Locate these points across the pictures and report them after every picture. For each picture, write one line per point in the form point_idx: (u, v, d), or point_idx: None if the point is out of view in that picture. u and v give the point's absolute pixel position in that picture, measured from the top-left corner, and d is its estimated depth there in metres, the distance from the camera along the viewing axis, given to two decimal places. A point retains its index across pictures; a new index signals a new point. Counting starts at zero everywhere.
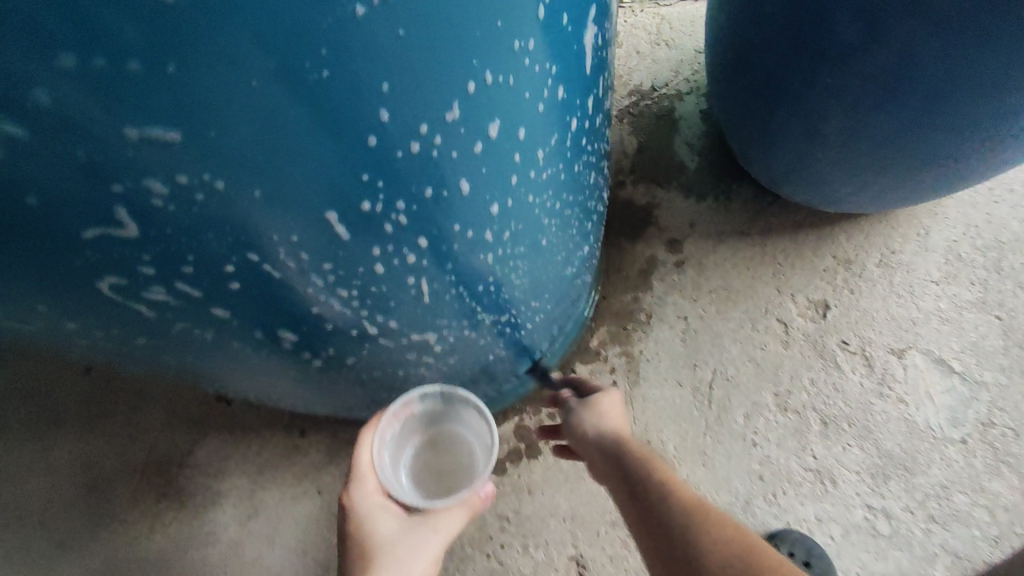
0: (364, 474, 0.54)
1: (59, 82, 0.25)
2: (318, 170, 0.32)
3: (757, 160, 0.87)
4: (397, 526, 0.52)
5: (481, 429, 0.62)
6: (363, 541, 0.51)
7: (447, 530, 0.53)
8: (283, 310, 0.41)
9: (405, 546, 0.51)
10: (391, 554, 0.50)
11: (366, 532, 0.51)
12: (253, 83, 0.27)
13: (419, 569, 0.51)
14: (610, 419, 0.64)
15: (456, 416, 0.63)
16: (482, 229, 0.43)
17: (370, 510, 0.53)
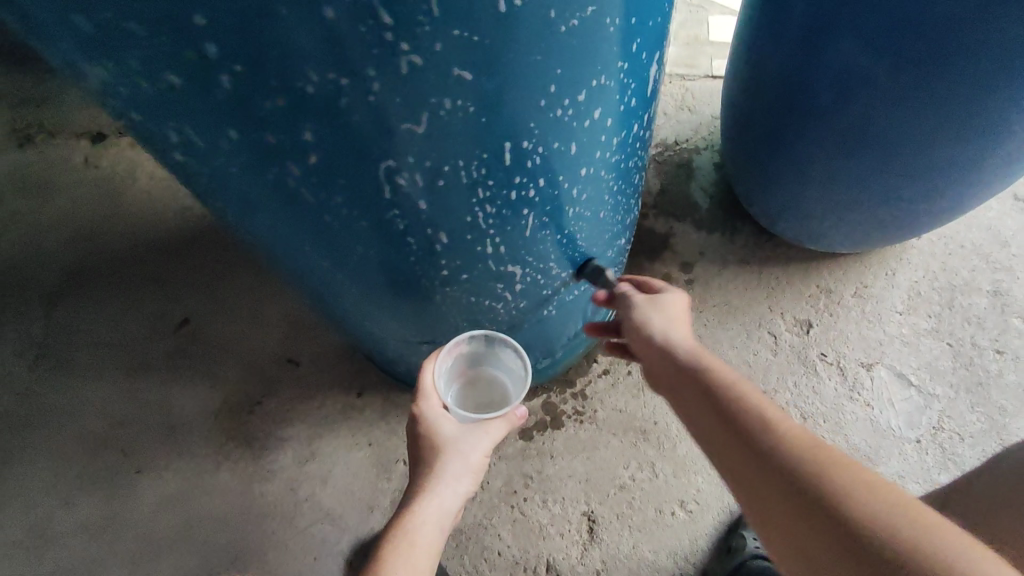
0: (429, 393, 0.72)
1: (390, 60, 0.36)
2: (502, 129, 0.46)
3: (759, 201, 1.08)
4: (456, 430, 0.71)
5: (515, 363, 0.80)
6: (433, 438, 0.70)
7: (493, 433, 0.72)
8: (433, 241, 0.56)
9: (464, 443, 0.70)
10: (454, 448, 0.69)
11: (434, 432, 0.70)
12: (496, 68, 0.40)
13: (474, 458, 0.70)
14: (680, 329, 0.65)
15: (495, 352, 0.81)
16: (572, 190, 0.59)
17: (436, 418, 0.71)
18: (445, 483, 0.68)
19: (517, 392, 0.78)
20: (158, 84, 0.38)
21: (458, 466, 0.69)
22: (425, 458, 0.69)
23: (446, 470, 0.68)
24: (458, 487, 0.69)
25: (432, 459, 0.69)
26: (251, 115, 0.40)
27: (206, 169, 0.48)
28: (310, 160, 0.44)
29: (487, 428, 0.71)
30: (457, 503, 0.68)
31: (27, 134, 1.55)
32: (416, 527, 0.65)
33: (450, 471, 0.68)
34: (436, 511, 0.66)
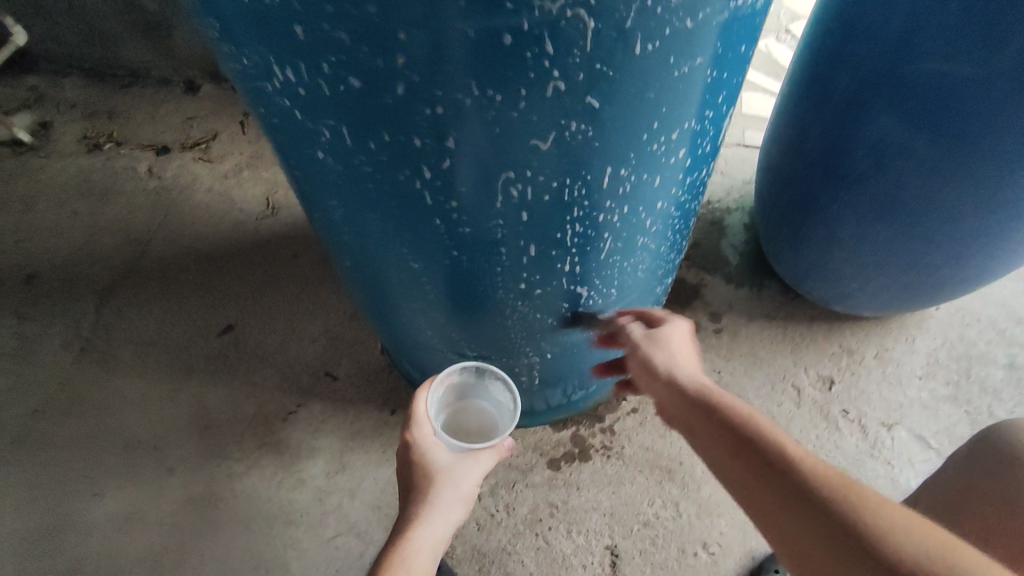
0: (422, 421, 0.71)
1: (541, 81, 0.43)
2: (607, 155, 0.53)
3: (788, 260, 1.15)
4: (450, 458, 0.69)
5: (502, 398, 0.82)
6: (428, 464, 0.68)
7: (483, 463, 0.71)
8: (521, 250, 0.62)
9: (458, 470, 0.68)
10: (448, 475, 0.67)
11: (429, 458, 0.68)
12: (617, 100, 0.47)
13: (465, 487, 0.68)
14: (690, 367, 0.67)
15: (482, 387, 0.82)
16: (646, 219, 0.66)
17: (429, 445, 0.69)
18: (439, 510, 0.65)
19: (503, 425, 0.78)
20: (339, 85, 0.45)
21: (452, 493, 0.67)
22: (418, 485, 0.67)
23: (441, 497, 0.66)
24: (450, 516, 0.66)
25: (426, 485, 0.66)
26: (409, 121, 0.47)
27: (341, 167, 0.55)
28: (442, 165, 0.51)
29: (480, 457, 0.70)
30: (448, 533, 0.66)
31: (95, 142, 1.64)
32: (412, 554, 0.61)
33: (444, 498, 0.66)
34: (432, 538, 0.63)
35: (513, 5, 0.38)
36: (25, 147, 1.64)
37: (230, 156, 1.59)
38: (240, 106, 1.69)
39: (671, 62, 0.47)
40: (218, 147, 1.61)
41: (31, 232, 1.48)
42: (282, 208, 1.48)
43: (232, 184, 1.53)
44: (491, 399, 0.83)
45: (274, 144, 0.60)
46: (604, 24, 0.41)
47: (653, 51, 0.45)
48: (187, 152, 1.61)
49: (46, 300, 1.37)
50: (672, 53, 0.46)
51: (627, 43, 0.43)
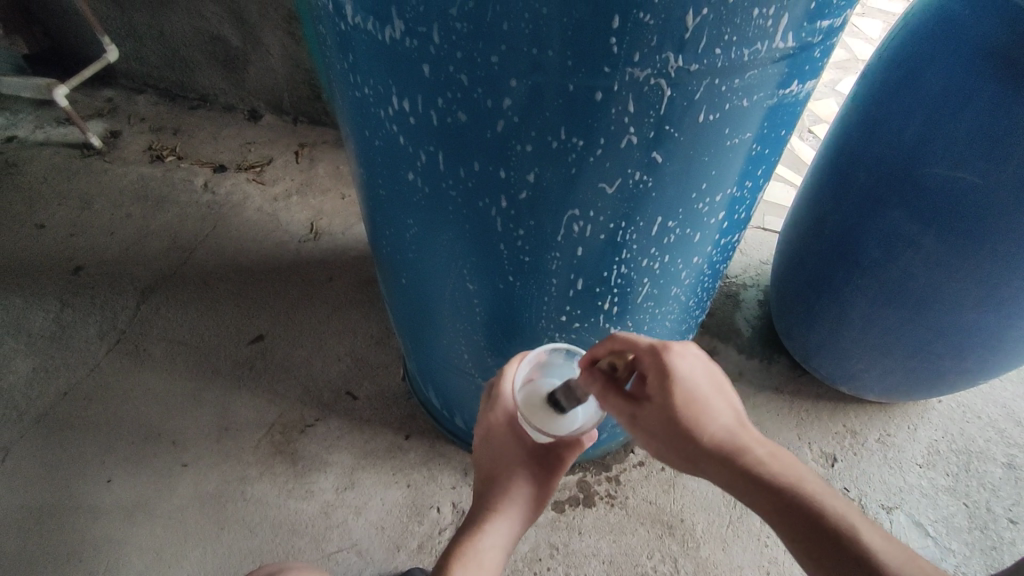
0: (502, 405, 0.74)
1: (619, 134, 0.52)
2: (660, 206, 0.61)
3: (799, 337, 1.22)
4: (530, 453, 0.75)
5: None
6: (509, 456, 0.74)
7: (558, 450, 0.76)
8: (569, 284, 0.69)
9: (535, 462, 0.75)
10: (527, 466, 0.74)
11: (508, 449, 0.74)
12: (677, 158, 0.56)
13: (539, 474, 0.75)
14: (710, 400, 0.59)
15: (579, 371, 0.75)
16: (682, 271, 0.73)
17: (509, 433, 0.74)
18: (515, 503, 0.73)
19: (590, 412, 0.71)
20: (448, 118, 0.54)
21: (528, 487, 0.73)
22: (497, 475, 0.74)
23: (518, 490, 0.73)
24: (524, 509, 0.73)
25: (505, 477, 0.73)
26: (501, 155, 0.55)
27: (428, 188, 0.63)
28: (520, 197, 0.59)
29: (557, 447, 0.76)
30: (520, 525, 0.73)
31: (159, 154, 1.75)
32: (484, 546, 0.70)
33: (520, 489, 0.73)
34: (505, 532, 0.71)
35: (609, 70, 0.47)
36: (93, 151, 1.75)
37: (282, 181, 1.69)
38: (297, 139, 1.82)
39: (727, 133, 0.56)
40: (271, 172, 1.72)
41: (86, 228, 1.56)
42: (324, 233, 1.57)
43: (280, 206, 1.63)
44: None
45: (368, 164, 0.68)
46: (678, 93, 0.50)
47: (713, 122, 0.54)
48: (242, 173, 1.71)
49: (89, 291, 1.43)
50: (729, 125, 0.55)
51: (694, 111, 0.52)
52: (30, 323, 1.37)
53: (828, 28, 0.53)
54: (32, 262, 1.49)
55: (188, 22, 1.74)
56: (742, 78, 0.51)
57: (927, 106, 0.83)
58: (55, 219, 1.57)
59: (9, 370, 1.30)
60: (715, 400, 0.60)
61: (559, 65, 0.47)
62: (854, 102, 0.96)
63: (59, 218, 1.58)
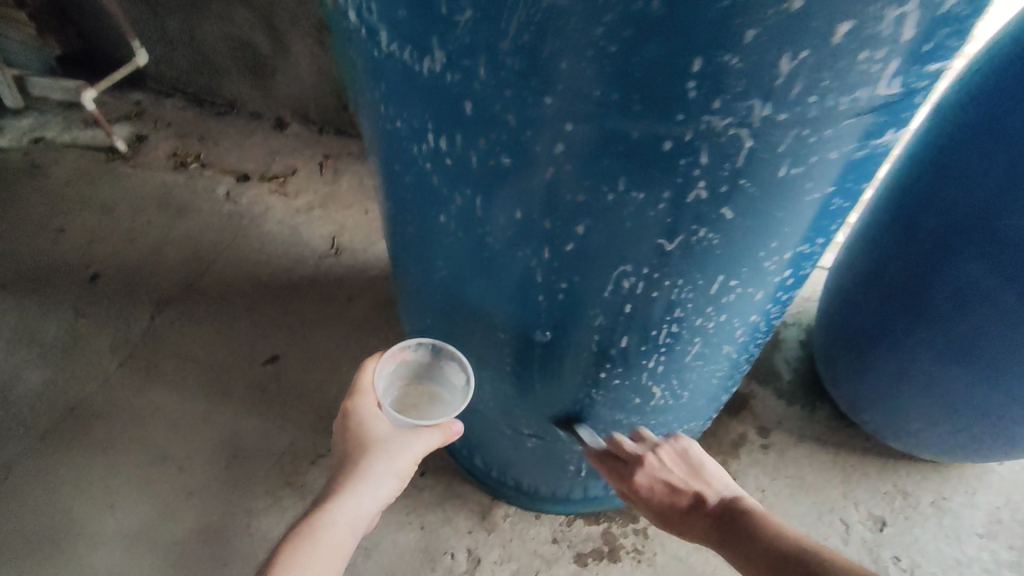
0: (366, 388, 0.68)
1: (683, 189, 0.45)
2: (720, 266, 0.54)
3: (847, 388, 1.13)
4: (385, 430, 0.66)
5: (457, 379, 0.76)
6: (363, 436, 0.65)
7: (428, 440, 0.67)
8: (610, 338, 0.62)
9: (394, 445, 0.65)
10: (382, 448, 0.65)
11: (364, 430, 0.65)
12: (746, 215, 0.49)
13: (403, 463, 0.65)
14: (683, 479, 0.77)
15: (437, 366, 0.77)
16: (737, 328, 0.66)
17: (368, 415, 0.66)
18: (363, 490, 0.64)
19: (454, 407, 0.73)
20: (491, 160, 0.48)
21: (383, 472, 0.64)
22: (349, 456, 0.65)
23: (369, 473, 0.64)
24: (377, 495, 0.65)
25: (356, 457, 0.65)
26: (548, 203, 0.49)
27: (463, 232, 0.57)
28: (566, 248, 0.52)
29: (424, 437, 0.66)
30: (375, 505, 0.65)
31: (182, 160, 1.72)
32: (321, 534, 0.62)
33: (375, 473, 0.64)
34: (347, 518, 0.63)
35: (682, 118, 0.40)
36: (118, 155, 1.72)
37: (305, 193, 1.65)
38: (322, 149, 1.77)
39: (808, 187, 0.48)
40: (295, 183, 1.67)
41: (106, 234, 1.53)
42: (344, 250, 1.52)
43: (301, 219, 1.59)
44: (449, 380, 0.77)
45: (397, 198, 0.63)
46: (760, 145, 0.42)
47: (792, 178, 0.47)
48: (265, 183, 1.67)
49: (105, 301, 1.39)
50: (809, 180, 0.48)
51: (775, 165, 0.44)
52: (44, 332, 1.34)
53: (938, 70, 0.44)
54: (49, 268, 1.45)
55: (218, 28, 1.71)
56: (835, 128, 0.43)
57: (1013, 149, 0.75)
58: (75, 224, 1.55)
59: (18, 382, 1.26)
60: (682, 479, 0.77)
61: (623, 111, 0.41)
62: (922, 139, 0.88)
63: (80, 223, 1.55)
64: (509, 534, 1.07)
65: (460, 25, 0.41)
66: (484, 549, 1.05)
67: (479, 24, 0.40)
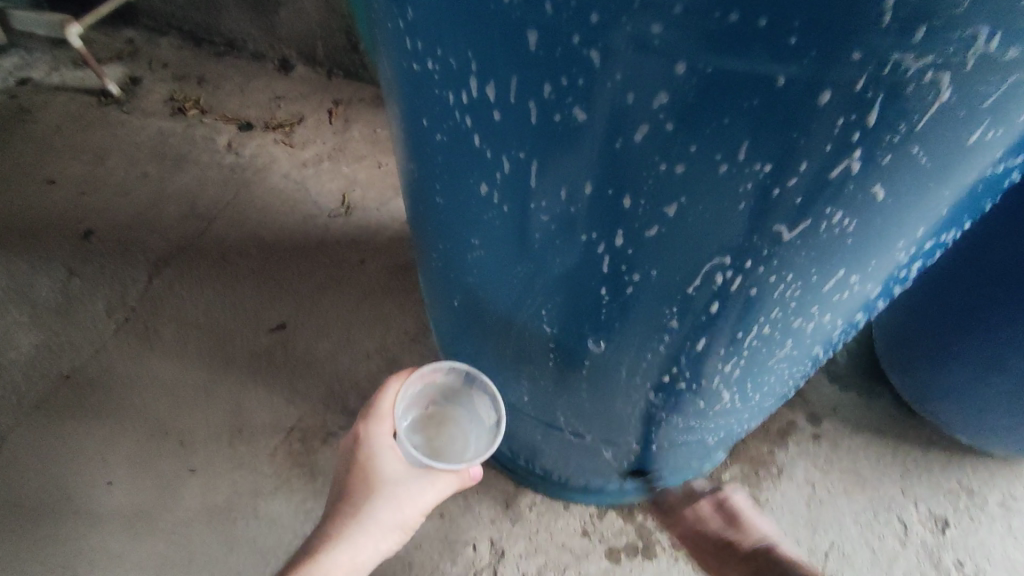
0: (382, 416, 0.67)
1: (830, 160, 0.33)
2: (846, 258, 0.42)
3: (915, 377, 1.02)
4: (397, 471, 0.65)
5: (488, 416, 0.70)
6: (372, 474, 0.64)
7: (440, 487, 0.65)
8: (683, 338, 0.51)
9: (404, 489, 0.64)
10: (392, 491, 0.64)
11: (375, 467, 0.64)
12: (901, 196, 0.37)
13: (410, 510, 0.64)
14: (725, 527, 0.87)
15: (468, 395, 0.72)
16: (839, 326, 0.54)
17: (381, 449, 0.65)
18: (367, 529, 0.63)
19: (475, 447, 0.69)
20: (559, 116, 0.35)
21: (389, 515, 0.63)
22: (355, 494, 0.63)
23: (375, 516, 0.63)
24: (380, 539, 0.64)
25: (363, 497, 0.63)
26: (632, 175, 0.37)
27: (509, 207, 0.45)
28: (646, 233, 0.40)
29: (437, 484, 0.65)
30: (373, 550, 0.64)
31: (180, 105, 1.58)
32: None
33: (381, 515, 0.63)
34: (347, 562, 0.62)
35: (860, 58, 0.28)
36: (111, 99, 1.58)
37: (313, 144, 1.51)
38: (331, 95, 1.62)
39: (993, 158, 0.36)
40: (302, 133, 1.53)
41: (99, 185, 1.41)
42: (357, 208, 1.39)
43: (310, 173, 1.45)
44: (474, 411, 0.72)
45: (425, 161, 0.50)
46: (957, 97, 0.31)
47: (978, 147, 0.35)
48: (270, 132, 1.53)
49: (99, 260, 1.29)
50: (998, 148, 0.36)
51: (967, 127, 0.33)
52: (35, 292, 1.24)
53: None
54: (38, 222, 1.34)
55: None
56: None
57: None
58: (67, 173, 1.43)
59: (10, 345, 1.17)
60: (729, 525, 0.87)
61: (774, 48, 0.28)
62: None
63: (71, 173, 1.43)
64: (536, 525, 0.99)
65: None
66: (509, 541, 0.97)
67: None
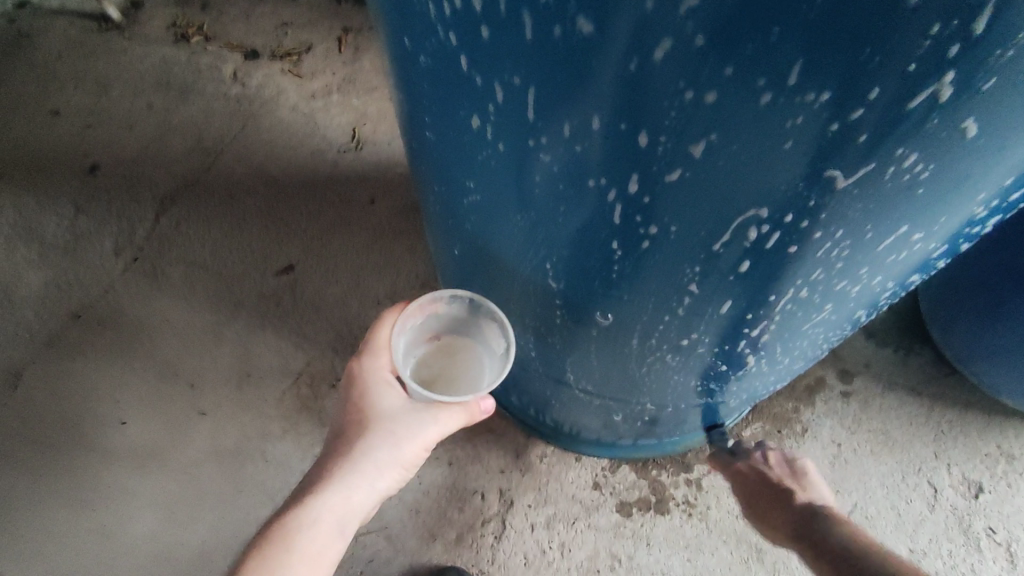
0: (379, 349, 0.63)
1: (909, 86, 0.26)
2: (912, 211, 0.34)
3: (960, 336, 0.94)
4: (394, 407, 0.60)
5: (499, 344, 0.65)
6: (367, 410, 0.60)
7: (442, 424, 0.60)
8: (705, 300, 0.45)
9: (402, 426, 0.59)
10: (388, 428, 0.59)
11: (369, 404, 0.60)
12: (995, 135, 0.29)
13: (409, 448, 0.59)
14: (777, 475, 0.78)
15: (477, 324, 0.67)
16: (889, 289, 0.47)
17: (377, 384, 0.61)
18: (362, 472, 0.58)
19: (487, 377, 0.65)
20: (559, 29, 0.28)
21: (385, 455, 0.59)
22: (349, 433, 0.60)
23: (369, 456, 0.58)
24: (377, 481, 0.59)
25: (356, 437, 0.59)
26: (649, 108, 0.29)
27: (504, 146, 0.38)
28: (665, 180, 0.33)
29: (440, 418, 0.60)
30: (370, 495, 0.60)
31: (183, 32, 1.49)
32: (313, 520, 0.58)
33: (376, 457, 0.58)
34: (341, 504, 0.58)
35: None
36: (112, 25, 1.50)
37: (322, 74, 1.42)
38: (340, 20, 1.51)
39: None
40: (310, 62, 1.44)
41: (102, 118, 1.36)
42: (367, 143, 1.32)
43: (318, 106, 1.38)
44: (486, 339, 0.67)
45: (412, 89, 0.43)
46: None
47: None
48: (276, 62, 1.44)
49: (105, 197, 1.26)
50: None
51: None
52: (43, 229, 1.22)
53: None
54: (43, 155, 1.31)
55: None
56: None
57: None
58: (70, 105, 1.37)
59: (20, 281, 1.16)
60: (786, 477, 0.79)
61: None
62: None
63: (74, 105, 1.38)
64: (546, 476, 0.96)
65: None
66: (518, 491, 0.95)
67: None
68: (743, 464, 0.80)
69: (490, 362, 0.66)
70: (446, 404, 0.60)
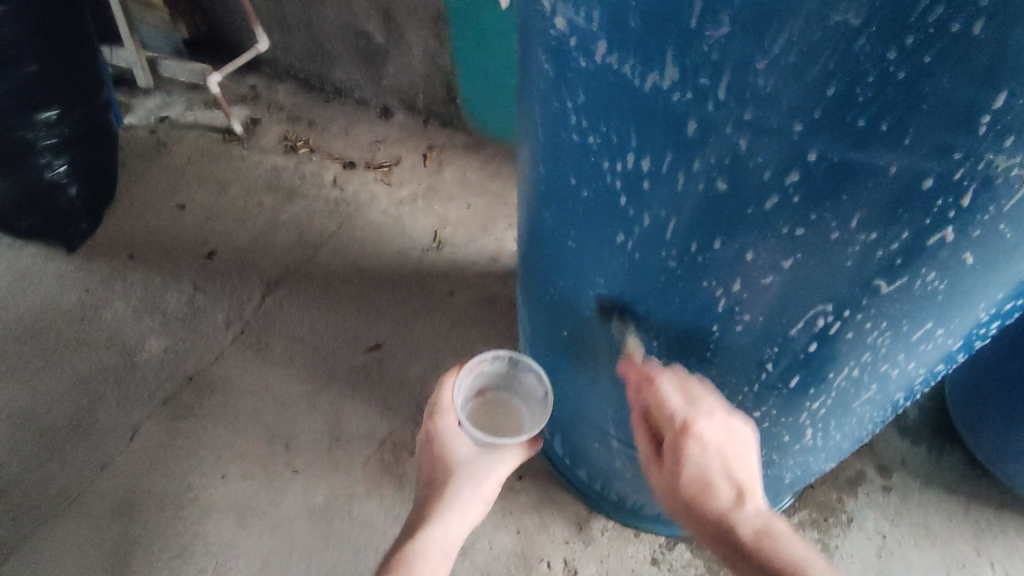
0: (447, 408, 0.76)
1: (928, 230, 0.42)
2: (934, 312, 0.49)
3: (990, 438, 1.04)
4: (470, 453, 0.74)
5: (535, 391, 0.81)
6: (450, 459, 0.74)
7: (508, 461, 0.75)
8: (779, 375, 0.59)
9: (479, 467, 0.74)
10: (468, 471, 0.73)
11: (449, 454, 0.74)
12: (986, 263, 0.45)
13: (487, 484, 0.73)
14: (736, 466, 0.60)
15: (514, 377, 0.82)
16: (921, 374, 0.60)
17: (452, 437, 0.75)
18: (455, 509, 0.73)
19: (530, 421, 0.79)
20: (701, 184, 0.45)
21: (471, 493, 0.73)
22: (439, 480, 0.74)
23: (458, 495, 0.73)
24: (467, 515, 0.73)
25: (446, 482, 0.73)
26: (756, 236, 0.46)
27: (638, 254, 0.55)
28: (762, 281, 0.49)
29: (506, 458, 0.74)
30: (462, 525, 0.73)
31: (293, 144, 1.76)
32: (419, 555, 0.70)
33: (465, 494, 0.73)
34: (442, 536, 0.72)
35: (960, 157, 0.38)
36: (234, 137, 1.78)
37: (409, 183, 1.66)
38: (425, 139, 1.78)
39: None
40: (399, 174, 1.69)
41: (222, 213, 1.59)
42: (446, 243, 1.52)
43: (404, 210, 1.60)
44: (522, 389, 0.83)
45: (559, 213, 0.60)
46: None
47: None
48: (369, 172, 1.69)
49: (220, 277, 1.45)
50: None
51: None
52: (165, 302, 1.41)
53: None
54: (171, 243, 1.52)
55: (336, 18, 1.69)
56: None
57: None
58: (195, 201, 1.62)
59: (144, 347, 1.33)
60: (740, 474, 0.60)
61: (895, 146, 0.38)
62: None
63: (198, 201, 1.62)
64: (608, 548, 1.04)
65: (709, 41, 0.38)
66: (581, 561, 1.03)
67: (734, 44, 0.37)
68: (697, 434, 0.59)
69: (530, 407, 0.81)
70: (509, 446, 0.74)
